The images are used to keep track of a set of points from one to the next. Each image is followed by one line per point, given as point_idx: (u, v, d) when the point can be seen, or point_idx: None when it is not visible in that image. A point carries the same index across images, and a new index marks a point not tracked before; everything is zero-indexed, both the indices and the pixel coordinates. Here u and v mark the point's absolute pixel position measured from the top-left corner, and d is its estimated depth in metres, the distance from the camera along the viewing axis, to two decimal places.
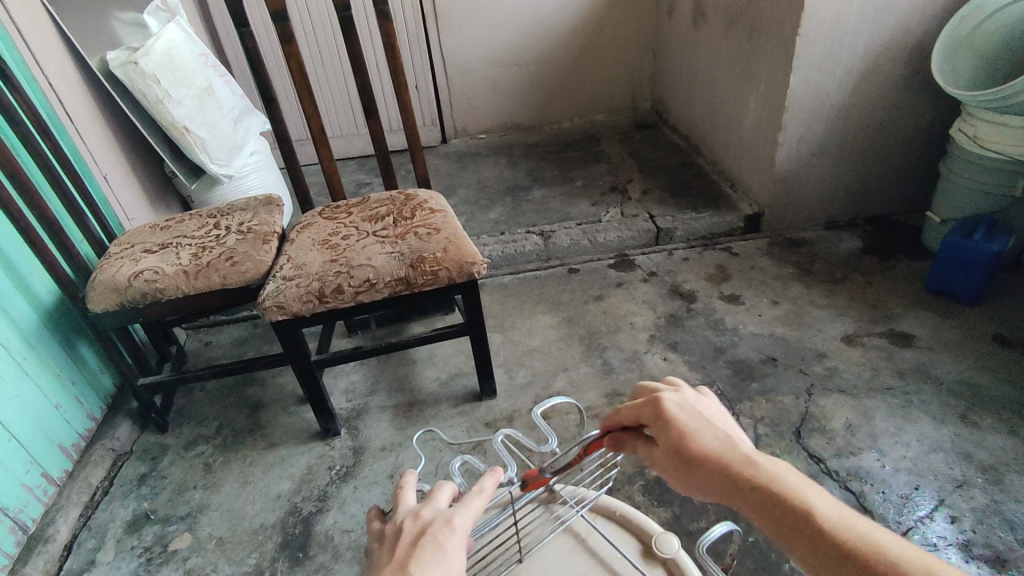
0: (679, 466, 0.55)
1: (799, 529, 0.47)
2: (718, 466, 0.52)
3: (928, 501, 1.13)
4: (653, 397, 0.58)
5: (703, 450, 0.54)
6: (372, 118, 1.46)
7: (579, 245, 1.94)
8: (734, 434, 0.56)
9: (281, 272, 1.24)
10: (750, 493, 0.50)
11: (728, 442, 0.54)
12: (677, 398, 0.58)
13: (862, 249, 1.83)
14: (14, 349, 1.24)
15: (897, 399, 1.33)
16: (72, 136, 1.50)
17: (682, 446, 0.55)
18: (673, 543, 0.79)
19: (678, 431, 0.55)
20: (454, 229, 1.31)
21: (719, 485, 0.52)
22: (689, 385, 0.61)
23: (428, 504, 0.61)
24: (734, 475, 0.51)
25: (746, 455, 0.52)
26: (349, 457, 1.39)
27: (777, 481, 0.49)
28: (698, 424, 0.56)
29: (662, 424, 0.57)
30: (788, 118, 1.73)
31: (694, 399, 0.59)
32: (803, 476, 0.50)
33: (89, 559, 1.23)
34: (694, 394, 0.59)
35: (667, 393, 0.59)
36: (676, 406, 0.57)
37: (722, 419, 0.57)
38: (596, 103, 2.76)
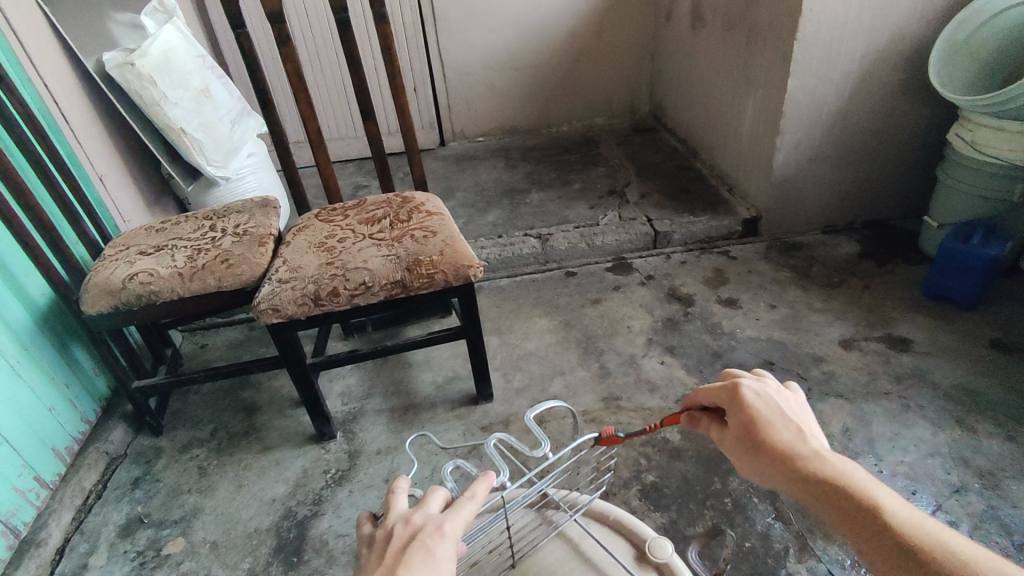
0: (750, 449, 0.58)
1: (853, 515, 0.49)
2: (785, 452, 0.55)
3: (926, 506, 1.12)
4: (733, 383, 0.62)
5: (772, 436, 0.57)
6: (368, 120, 1.45)
7: (577, 248, 1.94)
8: (811, 429, 0.58)
9: (277, 275, 1.23)
10: (811, 478, 0.52)
11: (801, 435, 0.56)
12: (755, 387, 0.61)
13: (859, 253, 1.83)
14: (7, 352, 1.24)
15: (894, 403, 1.33)
16: (67, 138, 1.49)
17: (754, 429, 0.59)
18: (666, 548, 0.78)
19: (752, 415, 0.59)
20: (450, 232, 1.30)
21: (784, 470, 0.55)
22: (775, 379, 0.64)
23: (420, 509, 0.61)
24: (798, 461, 0.54)
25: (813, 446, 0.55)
26: (345, 460, 1.38)
27: (845, 475, 0.51)
28: (774, 413, 0.59)
29: (738, 408, 0.61)
30: (786, 122, 1.73)
31: (776, 391, 0.62)
32: (878, 478, 0.51)
33: (82, 563, 1.22)
34: (780, 387, 0.63)
35: (746, 380, 0.62)
36: (754, 394, 0.61)
37: (799, 412, 0.60)
38: (594, 107, 2.76)
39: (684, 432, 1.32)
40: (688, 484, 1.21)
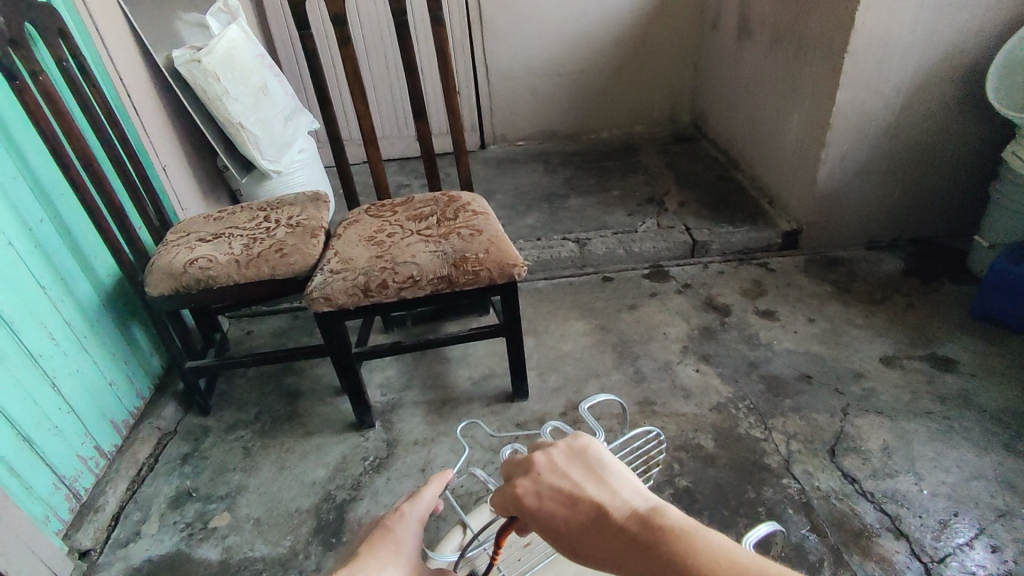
0: (570, 547, 0.49)
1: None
2: (593, 538, 0.47)
3: (968, 528, 1.11)
4: (511, 492, 0.54)
5: (580, 525, 0.49)
6: (421, 121, 1.50)
7: (614, 254, 1.96)
8: (598, 485, 0.51)
9: (329, 265, 1.29)
10: (633, 559, 0.44)
11: (597, 509, 0.48)
12: (530, 482, 0.54)
13: (903, 271, 1.81)
14: (75, 325, 1.33)
15: (937, 423, 1.31)
16: (137, 128, 1.58)
17: (558, 529, 0.50)
18: None
19: (548, 516, 0.51)
20: (496, 231, 1.34)
21: (605, 560, 0.46)
22: (552, 446, 0.56)
23: (412, 503, 0.73)
24: (613, 547, 0.46)
25: (617, 516, 0.47)
26: (383, 449, 1.42)
27: (649, 535, 0.44)
28: (562, 500, 0.51)
29: (531, 514, 0.52)
30: (832, 135, 1.73)
31: (550, 469, 0.54)
32: (681, 519, 0.44)
33: (135, 530, 1.29)
34: (551, 459, 0.55)
35: (520, 482, 0.54)
36: (533, 493, 0.53)
37: (579, 473, 0.53)
38: (635, 115, 2.78)
39: (719, 440, 1.33)
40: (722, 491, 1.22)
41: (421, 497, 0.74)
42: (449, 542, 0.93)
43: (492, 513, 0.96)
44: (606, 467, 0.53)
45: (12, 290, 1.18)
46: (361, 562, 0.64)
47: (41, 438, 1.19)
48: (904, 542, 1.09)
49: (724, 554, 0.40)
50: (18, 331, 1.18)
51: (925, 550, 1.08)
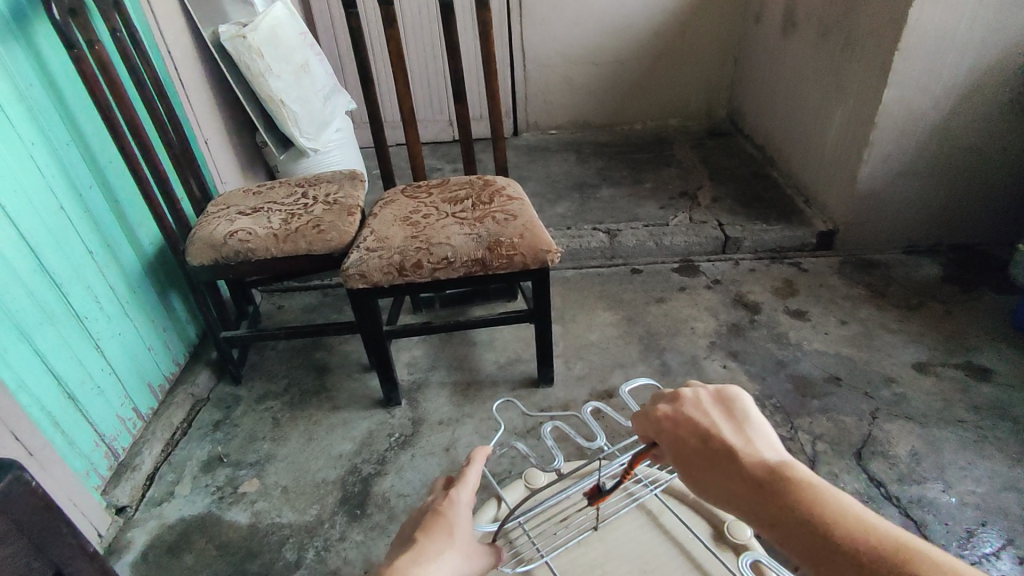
0: (692, 472, 0.60)
1: (794, 526, 0.48)
2: (721, 466, 0.57)
3: (995, 539, 1.09)
4: (654, 416, 0.66)
5: (710, 455, 0.58)
6: (460, 104, 1.51)
7: (645, 246, 1.95)
8: (730, 434, 0.59)
9: (365, 243, 1.31)
10: (751, 495, 0.53)
11: (729, 450, 0.57)
12: (671, 412, 0.64)
13: (941, 277, 1.77)
14: (119, 291, 1.37)
15: (969, 433, 1.29)
16: (182, 101, 1.62)
17: (691, 454, 0.60)
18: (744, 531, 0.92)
19: (681, 442, 0.62)
20: (531, 217, 1.34)
21: (724, 491, 0.55)
22: (694, 390, 0.66)
23: (459, 487, 0.75)
24: (736, 479, 0.55)
25: (747, 456, 0.56)
26: (409, 426, 1.45)
27: (771, 476, 0.53)
28: (699, 433, 0.61)
29: (668, 437, 0.63)
30: (876, 135, 1.69)
31: (694, 406, 0.64)
32: (812, 480, 0.51)
33: (168, 491, 1.34)
34: (697, 399, 0.65)
35: (664, 408, 0.65)
36: (672, 421, 0.64)
37: (720, 416, 0.62)
38: (671, 108, 2.75)
39: None
40: None
41: (467, 481, 0.76)
42: (485, 514, 0.98)
43: (525, 489, 1.01)
44: (745, 420, 0.61)
45: (61, 253, 1.22)
46: (420, 545, 0.66)
47: (84, 397, 1.24)
48: None
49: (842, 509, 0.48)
50: (66, 292, 1.22)
51: None
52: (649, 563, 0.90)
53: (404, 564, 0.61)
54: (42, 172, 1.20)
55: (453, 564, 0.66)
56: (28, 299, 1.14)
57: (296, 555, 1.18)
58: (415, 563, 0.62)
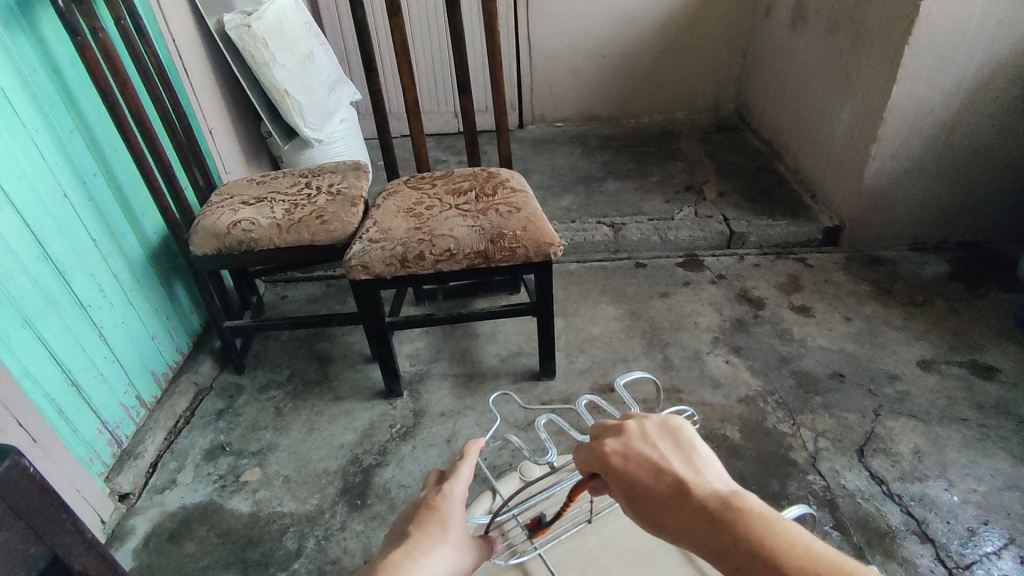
0: (641, 508, 0.55)
1: (749, 563, 0.44)
2: (671, 500, 0.52)
3: (996, 538, 1.09)
4: (598, 450, 0.60)
5: (657, 490, 0.54)
6: (465, 95, 1.50)
7: (649, 240, 1.94)
8: (679, 464, 0.55)
9: (367, 235, 1.30)
10: (702, 532, 0.48)
11: (678, 481, 0.53)
12: (618, 444, 0.59)
13: (947, 274, 1.76)
14: (123, 280, 1.38)
15: (973, 432, 1.28)
16: (186, 90, 1.62)
17: (639, 490, 0.55)
18: None
19: (630, 476, 0.57)
20: (534, 209, 1.34)
21: (674, 527, 0.51)
22: (642, 420, 0.61)
23: (451, 483, 0.75)
24: (685, 516, 0.50)
25: (695, 491, 0.51)
26: (410, 418, 1.45)
27: (722, 507, 0.49)
28: (647, 466, 0.56)
29: (612, 473, 0.58)
30: (884, 131, 1.67)
31: (641, 439, 0.59)
32: (763, 508, 0.48)
33: (171, 479, 1.35)
34: (644, 431, 0.60)
35: (610, 441, 0.60)
36: (619, 454, 0.58)
37: (668, 450, 0.57)
38: (678, 101, 2.73)
39: (744, 432, 1.32)
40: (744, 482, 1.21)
41: (458, 475, 0.76)
42: (479, 506, 0.98)
43: (520, 482, 1.01)
44: (693, 450, 0.57)
45: (65, 241, 1.22)
46: (413, 540, 0.66)
47: (87, 384, 1.25)
48: (929, 546, 1.08)
49: (794, 542, 0.44)
50: (69, 280, 1.23)
51: (950, 555, 1.06)
52: (645, 555, 0.90)
53: (395, 559, 0.61)
54: (45, 159, 1.20)
55: (447, 558, 0.66)
56: (31, 286, 1.14)
57: (297, 544, 1.18)
58: (410, 557, 0.62)
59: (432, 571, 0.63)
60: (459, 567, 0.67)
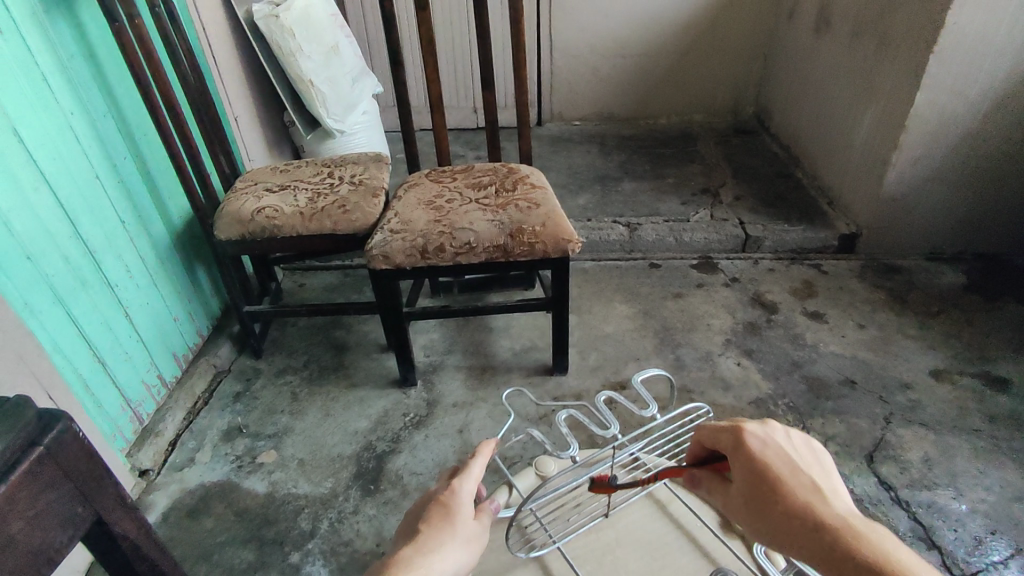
0: (762, 497, 0.56)
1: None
2: (803, 503, 0.53)
3: (1004, 548, 1.09)
4: (739, 429, 0.61)
5: (785, 489, 0.55)
6: (488, 91, 1.51)
7: (664, 242, 1.95)
8: (819, 476, 0.56)
9: (389, 225, 1.33)
10: (825, 538, 0.50)
11: (814, 488, 0.54)
12: (763, 435, 0.60)
13: (963, 285, 1.75)
14: (148, 261, 1.41)
15: (984, 442, 1.28)
16: (214, 77, 1.65)
17: (766, 482, 0.56)
18: None
19: (763, 464, 0.57)
20: (553, 206, 1.35)
21: (793, 525, 0.52)
22: (780, 424, 0.63)
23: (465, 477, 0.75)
24: (806, 527, 0.51)
25: (826, 506, 0.52)
26: (423, 407, 1.47)
27: (850, 523, 0.50)
28: (783, 459, 0.57)
29: (744, 459, 0.59)
30: (905, 139, 1.67)
31: (786, 440, 0.60)
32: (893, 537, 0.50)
33: (189, 457, 1.38)
34: (789, 434, 0.61)
35: (752, 426, 0.61)
36: (761, 443, 0.59)
37: (809, 458, 0.59)
38: (697, 103, 2.73)
39: None
40: None
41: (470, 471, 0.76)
42: (497, 499, 1.01)
43: (537, 477, 1.03)
44: (826, 467, 0.58)
45: (95, 222, 1.26)
46: (421, 537, 0.67)
47: (112, 361, 1.28)
48: (935, 553, 1.08)
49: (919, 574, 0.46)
50: (99, 260, 1.26)
51: (957, 563, 1.07)
52: (661, 546, 0.92)
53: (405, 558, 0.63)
54: (81, 142, 1.23)
55: (457, 554, 0.67)
56: (64, 264, 1.17)
57: (311, 525, 1.21)
58: (421, 552, 0.64)
59: (441, 571, 0.64)
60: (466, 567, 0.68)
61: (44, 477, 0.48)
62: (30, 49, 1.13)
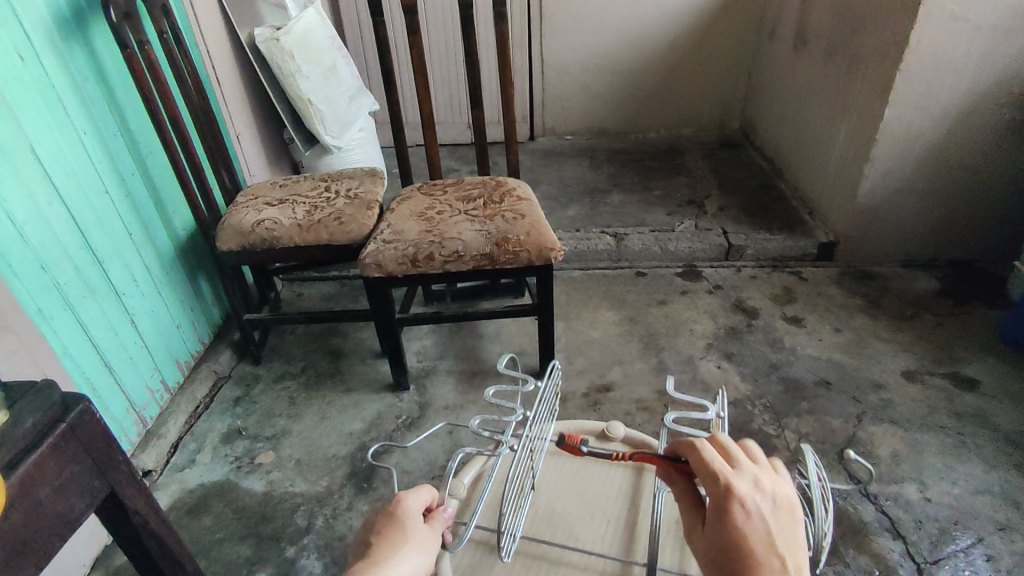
0: (721, 569, 0.55)
1: None
2: None
3: (966, 537, 1.15)
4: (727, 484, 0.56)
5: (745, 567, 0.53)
6: (477, 109, 1.59)
7: (650, 251, 2.02)
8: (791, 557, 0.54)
9: (381, 236, 1.40)
10: None
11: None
12: (749, 495, 0.56)
13: (937, 291, 1.82)
14: (153, 272, 1.49)
15: (951, 439, 1.34)
16: (218, 97, 1.73)
17: (733, 553, 0.54)
18: (618, 426, 1.11)
19: (733, 536, 0.54)
20: (538, 217, 1.43)
21: None
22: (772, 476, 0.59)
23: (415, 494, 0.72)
24: None
25: None
26: (416, 409, 1.53)
27: None
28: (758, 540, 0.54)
29: (719, 515, 0.56)
30: (877, 151, 1.75)
31: (767, 505, 0.56)
32: None
33: (190, 458, 1.44)
34: (772, 496, 0.57)
35: (740, 484, 0.57)
36: (744, 513, 0.55)
37: (786, 524, 0.56)
38: (684, 118, 2.82)
39: (732, 432, 1.39)
40: None
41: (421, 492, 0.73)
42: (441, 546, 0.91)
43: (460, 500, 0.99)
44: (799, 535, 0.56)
45: (104, 234, 1.33)
46: (373, 551, 0.65)
47: (119, 366, 1.35)
48: (900, 542, 1.14)
49: None
50: (106, 269, 1.34)
51: (919, 552, 1.12)
52: (586, 483, 1.03)
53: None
54: (92, 160, 1.31)
55: (409, 561, 0.65)
56: (74, 273, 1.24)
57: (306, 520, 1.27)
58: (372, 565, 0.62)
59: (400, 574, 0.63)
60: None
61: (68, 450, 0.54)
62: (46, 72, 1.21)
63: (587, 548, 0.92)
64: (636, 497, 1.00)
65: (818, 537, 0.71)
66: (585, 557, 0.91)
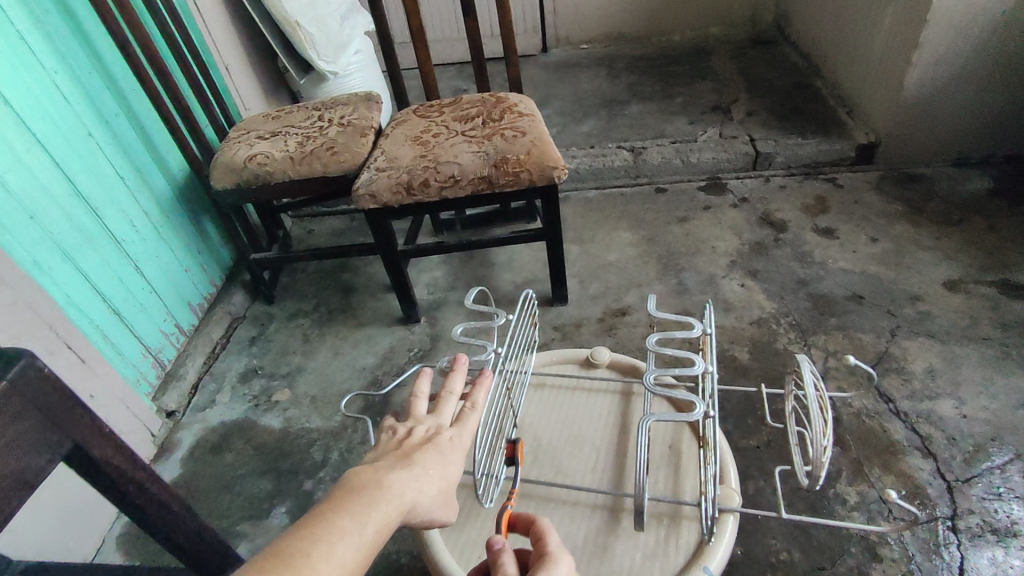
0: None
1: None
2: None
3: (1004, 454, 1.08)
4: None
5: None
6: (470, 17, 1.45)
7: (671, 164, 1.89)
8: None
9: (376, 164, 1.32)
10: None
11: None
12: None
13: (991, 191, 1.65)
14: (152, 215, 1.46)
15: (994, 351, 1.24)
16: (200, 26, 1.64)
17: None
18: (602, 353, 1.08)
19: None
20: (540, 133, 1.32)
21: None
22: None
23: (455, 427, 0.63)
24: None
25: None
26: (427, 342, 1.51)
27: None
28: None
29: None
30: (927, 34, 1.54)
31: None
32: None
33: (211, 398, 1.47)
34: None
35: None
36: None
37: None
38: (710, 15, 2.56)
39: (754, 352, 1.32)
40: (749, 402, 1.22)
41: (464, 423, 0.63)
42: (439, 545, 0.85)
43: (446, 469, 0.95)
44: None
45: (93, 179, 1.30)
46: (415, 460, 0.55)
47: (128, 312, 1.35)
48: (930, 461, 1.08)
49: None
50: (102, 216, 1.31)
51: (951, 469, 1.06)
52: (571, 413, 1.01)
53: (363, 476, 0.51)
54: (69, 103, 1.25)
55: (427, 489, 0.53)
56: (67, 221, 1.22)
57: (322, 455, 1.28)
58: (399, 476, 0.52)
59: (414, 497, 0.52)
60: (439, 515, 0.54)
61: (12, 409, 0.51)
62: (4, 10, 1.13)
63: (573, 482, 0.91)
64: (619, 421, 0.98)
65: (819, 449, 0.70)
66: (573, 492, 0.89)
